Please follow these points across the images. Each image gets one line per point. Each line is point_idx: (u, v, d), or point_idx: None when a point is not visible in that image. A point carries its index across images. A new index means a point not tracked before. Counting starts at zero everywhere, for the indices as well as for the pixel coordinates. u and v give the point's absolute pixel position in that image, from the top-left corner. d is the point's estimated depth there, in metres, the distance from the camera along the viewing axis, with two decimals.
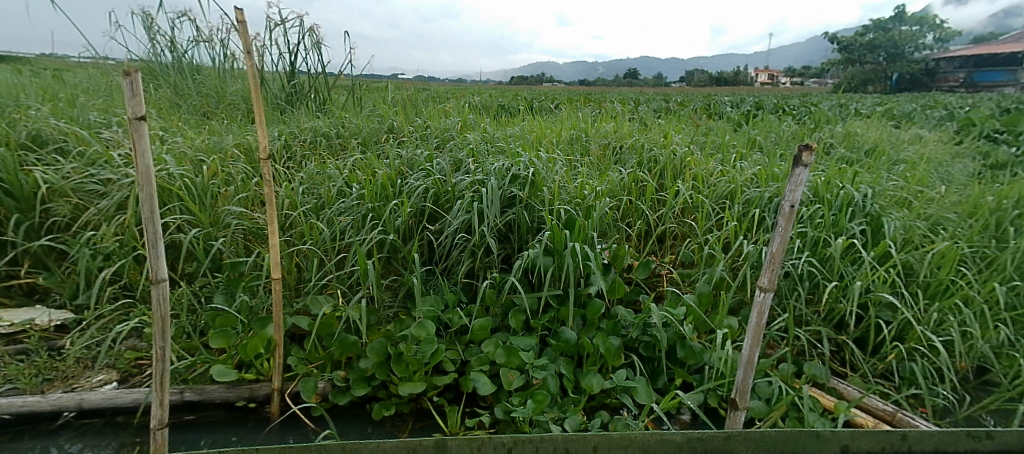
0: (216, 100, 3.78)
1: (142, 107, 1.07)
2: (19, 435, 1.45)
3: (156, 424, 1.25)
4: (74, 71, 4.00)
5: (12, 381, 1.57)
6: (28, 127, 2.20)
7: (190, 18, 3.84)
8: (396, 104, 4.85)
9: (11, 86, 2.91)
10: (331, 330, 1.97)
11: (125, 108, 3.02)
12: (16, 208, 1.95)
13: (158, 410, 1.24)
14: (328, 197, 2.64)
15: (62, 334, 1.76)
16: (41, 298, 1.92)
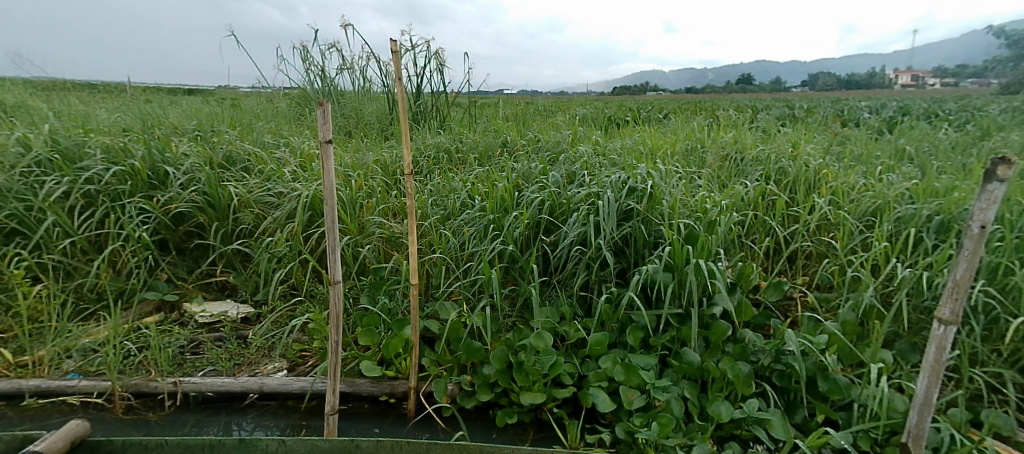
0: (356, 121, 4.22)
1: (329, 133, 1.35)
2: (217, 411, 1.73)
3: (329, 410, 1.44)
4: (246, 99, 4.70)
5: (212, 364, 1.89)
6: (224, 149, 2.66)
7: (338, 48, 4.32)
8: (508, 119, 5.03)
9: (208, 115, 3.52)
10: (459, 335, 2.05)
11: (288, 131, 3.50)
12: (215, 216, 2.36)
13: (332, 397, 1.43)
14: (452, 208, 2.80)
15: (248, 325, 2.12)
16: (230, 294, 2.29)
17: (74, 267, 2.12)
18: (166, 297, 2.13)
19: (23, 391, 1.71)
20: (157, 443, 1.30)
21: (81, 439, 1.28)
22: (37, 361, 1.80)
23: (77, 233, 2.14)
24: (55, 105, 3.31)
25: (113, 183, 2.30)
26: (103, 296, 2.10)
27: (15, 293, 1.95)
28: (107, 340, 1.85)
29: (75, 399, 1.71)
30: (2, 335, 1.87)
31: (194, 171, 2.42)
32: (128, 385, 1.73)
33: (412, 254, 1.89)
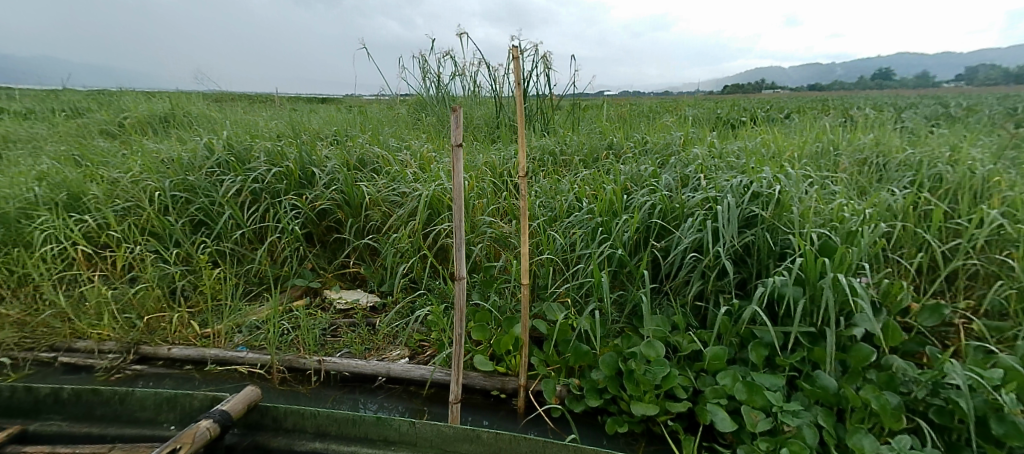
0: (465, 125, 4.42)
1: (460, 136, 1.44)
2: (352, 389, 1.92)
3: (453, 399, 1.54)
4: (370, 106, 5.11)
5: (347, 347, 2.11)
6: (357, 152, 2.94)
7: (452, 56, 4.54)
8: (614, 121, 4.94)
9: (341, 121, 3.90)
10: (567, 337, 2.01)
11: (407, 135, 3.77)
12: (350, 213, 2.64)
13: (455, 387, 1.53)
14: (560, 210, 2.79)
15: (375, 313, 2.35)
16: (360, 284, 2.57)
17: (242, 254, 2.46)
18: (311, 284, 2.44)
19: (206, 358, 2.02)
20: (312, 412, 1.45)
21: (254, 403, 1.48)
22: (216, 334, 2.12)
23: (245, 225, 2.49)
24: (223, 114, 3.87)
25: (273, 182, 2.65)
26: (263, 281, 2.42)
27: (201, 275, 2.31)
28: (267, 319, 2.14)
29: (243, 368, 1.98)
30: (191, 309, 2.21)
31: (334, 173, 2.72)
32: (283, 360, 1.98)
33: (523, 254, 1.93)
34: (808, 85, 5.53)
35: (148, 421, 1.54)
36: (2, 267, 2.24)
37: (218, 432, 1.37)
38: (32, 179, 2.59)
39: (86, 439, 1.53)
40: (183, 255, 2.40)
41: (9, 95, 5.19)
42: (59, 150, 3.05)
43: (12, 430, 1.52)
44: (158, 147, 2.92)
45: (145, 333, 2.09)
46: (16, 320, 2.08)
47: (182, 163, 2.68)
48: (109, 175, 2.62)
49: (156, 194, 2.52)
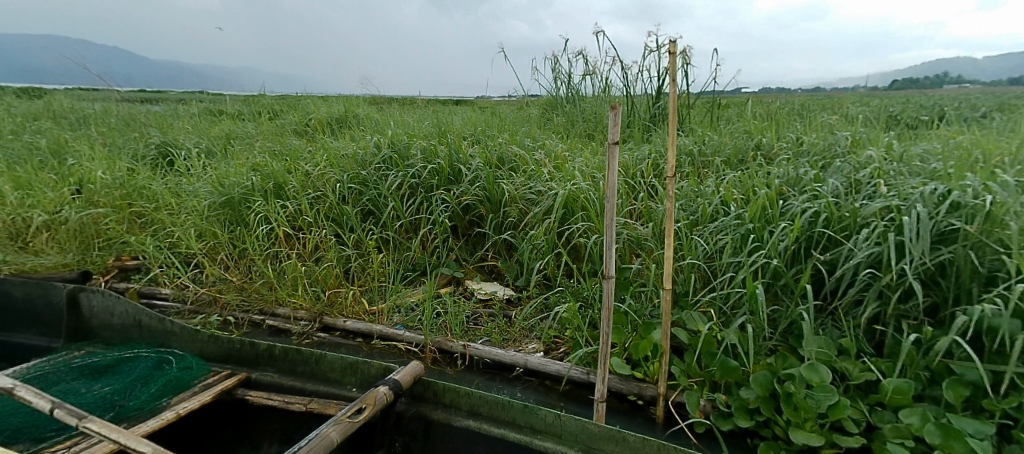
0: (595, 124, 4.38)
1: (617, 134, 1.43)
2: (494, 377, 2.03)
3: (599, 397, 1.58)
4: (500, 106, 5.30)
5: (488, 335, 2.24)
6: (497, 151, 3.08)
7: (584, 56, 4.54)
8: (760, 120, 4.54)
9: (479, 122, 4.12)
10: (712, 349, 1.88)
11: (540, 135, 3.85)
12: (491, 209, 2.78)
13: (601, 387, 1.57)
14: (703, 213, 2.55)
15: (511, 306, 2.47)
16: (496, 277, 2.72)
17: (400, 242, 2.75)
18: (455, 273, 2.64)
19: (372, 333, 2.28)
20: (467, 392, 1.56)
21: (419, 376, 1.64)
22: (380, 312, 2.40)
23: (404, 216, 2.76)
24: (379, 116, 4.32)
25: (427, 178, 2.89)
26: (416, 267, 2.69)
27: (369, 258, 2.63)
28: (422, 302, 2.39)
29: (402, 345, 2.20)
30: (361, 288, 2.52)
31: (478, 170, 2.89)
32: (435, 341, 2.17)
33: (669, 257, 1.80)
34: (1007, 79, 3.94)
35: (335, 381, 1.78)
36: (228, 242, 2.75)
37: (391, 398, 1.54)
38: (247, 170, 3.13)
39: (291, 390, 1.81)
40: (355, 240, 2.75)
41: (223, 100, 6.32)
42: (263, 147, 3.65)
43: (240, 376, 1.86)
44: (336, 145, 3.36)
45: (327, 305, 2.42)
46: (237, 285, 2.54)
47: (357, 159, 3.06)
48: (303, 168, 3.07)
49: (337, 186, 2.91)
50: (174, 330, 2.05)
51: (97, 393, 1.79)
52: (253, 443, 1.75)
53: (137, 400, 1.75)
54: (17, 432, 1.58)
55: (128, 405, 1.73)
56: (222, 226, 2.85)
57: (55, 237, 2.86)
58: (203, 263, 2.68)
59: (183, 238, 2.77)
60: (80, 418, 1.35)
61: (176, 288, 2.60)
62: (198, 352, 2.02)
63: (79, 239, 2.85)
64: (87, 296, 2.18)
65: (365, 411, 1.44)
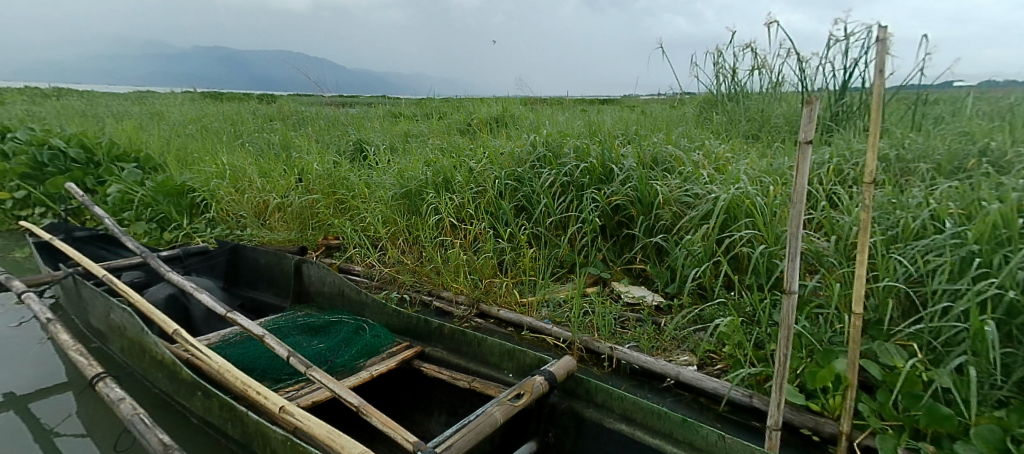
0: (761, 123, 3.99)
1: (812, 132, 1.28)
2: (642, 384, 1.98)
3: (773, 423, 1.45)
4: (652, 106, 5.14)
5: (636, 341, 2.19)
6: (652, 150, 2.98)
7: (753, 49, 4.14)
8: (986, 119, 3.69)
9: (631, 120, 4.03)
10: (915, 391, 1.59)
11: (698, 135, 3.63)
12: (642, 210, 2.70)
13: (775, 412, 1.43)
14: (905, 229, 2.16)
15: (660, 313, 2.39)
16: (644, 281, 2.66)
17: (550, 238, 2.83)
18: (601, 274, 2.65)
19: (523, 324, 2.38)
20: (620, 395, 1.55)
21: (572, 371, 1.69)
22: (530, 304, 2.51)
23: (555, 213, 2.83)
24: (532, 116, 4.48)
25: (579, 177, 2.92)
26: (564, 264, 2.77)
27: (521, 252, 2.75)
28: (570, 298, 2.44)
29: (550, 339, 2.26)
30: (513, 280, 2.66)
31: (630, 170, 2.82)
32: (582, 340, 2.18)
33: (859, 277, 1.48)
34: None
35: (493, 365, 1.93)
36: (405, 229, 3.10)
37: (547, 388, 1.61)
38: (420, 165, 3.49)
39: (457, 368, 1.99)
40: (510, 233, 2.90)
41: (400, 103, 7.13)
42: (431, 145, 4.03)
43: (415, 349, 2.10)
44: (496, 143, 3.56)
45: (483, 293, 2.60)
46: (411, 267, 2.86)
47: (513, 157, 3.20)
48: (467, 163, 3.32)
49: (495, 182, 3.08)
50: (367, 301, 2.39)
51: (314, 348, 2.15)
52: (425, 411, 1.99)
53: (341, 359, 2.06)
54: (264, 372, 1.95)
55: (337, 361, 2.05)
56: (401, 215, 3.22)
57: (284, 216, 3.53)
58: (386, 246, 3.07)
59: (370, 223, 3.21)
60: (308, 366, 1.62)
61: (366, 267, 3.02)
62: (383, 323, 2.33)
63: (299, 219, 3.48)
64: (307, 267, 2.62)
65: (523, 397, 1.53)
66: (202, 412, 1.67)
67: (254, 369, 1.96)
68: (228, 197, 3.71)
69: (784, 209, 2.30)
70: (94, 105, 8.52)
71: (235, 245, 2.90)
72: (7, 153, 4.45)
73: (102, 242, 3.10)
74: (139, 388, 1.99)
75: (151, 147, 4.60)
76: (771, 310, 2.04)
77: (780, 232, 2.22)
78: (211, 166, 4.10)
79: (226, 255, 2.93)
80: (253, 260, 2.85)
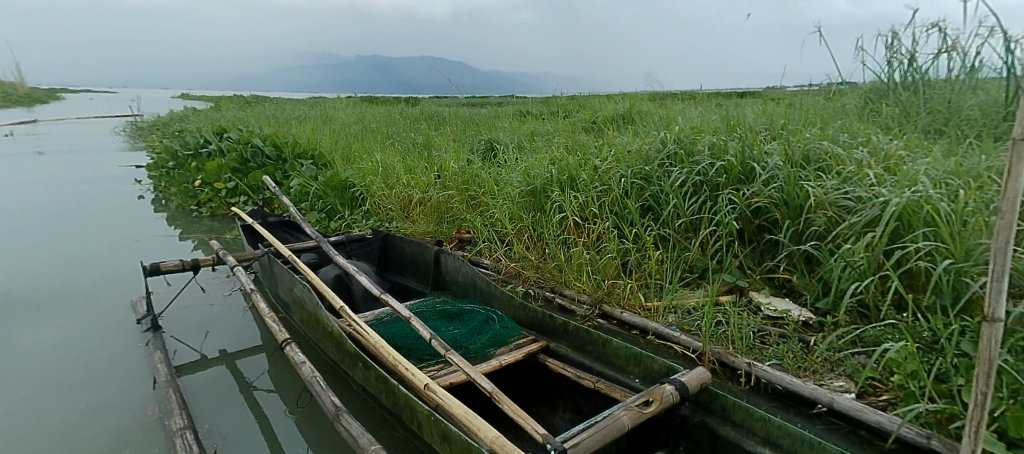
0: (947, 116, 3.36)
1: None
2: (787, 407, 1.80)
3: None
4: (803, 97, 4.61)
5: (779, 359, 1.99)
6: (803, 147, 2.68)
7: (939, 28, 3.51)
8: None
9: (779, 115, 3.66)
10: None
11: (861, 129, 3.18)
12: (788, 214, 2.45)
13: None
14: None
15: (808, 330, 2.15)
16: (788, 293, 2.41)
17: (678, 241, 2.70)
18: (738, 282, 2.46)
19: (648, 329, 2.30)
20: (762, 417, 1.43)
21: (706, 385, 1.60)
22: (656, 309, 2.42)
23: (685, 215, 2.69)
24: (664, 111, 4.29)
25: (714, 176, 2.73)
26: (694, 269, 2.62)
27: (646, 254, 2.67)
28: (701, 306, 2.31)
29: (678, 347, 2.15)
30: (638, 283, 2.59)
31: (776, 169, 2.56)
32: (714, 352, 2.04)
33: None
34: None
35: (619, 368, 1.90)
36: (531, 225, 3.17)
37: (679, 399, 1.54)
38: (547, 162, 3.54)
39: (582, 367, 2.00)
40: (635, 234, 2.82)
41: (529, 102, 7.29)
42: (559, 143, 4.06)
43: (541, 343, 2.16)
44: (624, 141, 3.47)
45: (606, 294, 2.56)
46: (534, 263, 2.92)
47: (641, 154, 3.09)
48: (593, 162, 3.28)
49: (621, 180, 3.00)
50: (497, 293, 2.49)
51: (450, 333, 2.31)
52: (551, 406, 2.02)
53: (474, 346, 2.18)
54: (409, 351, 2.15)
55: (471, 348, 2.17)
56: (527, 211, 3.29)
57: (424, 211, 3.83)
58: (513, 241, 3.18)
59: (499, 218, 3.34)
60: (446, 349, 1.76)
61: (493, 260, 3.16)
62: (511, 315, 2.42)
63: (436, 213, 3.75)
64: (445, 257, 2.81)
65: (652, 404, 1.48)
66: (363, 382, 1.90)
67: (400, 347, 2.16)
68: (379, 192, 4.13)
69: (979, 218, 1.91)
70: (280, 110, 10.03)
71: (386, 234, 3.21)
72: (222, 150, 5.45)
73: (288, 228, 3.66)
74: (314, 355, 2.31)
75: (318, 146, 5.29)
76: (959, 337, 1.72)
77: (973, 245, 1.86)
78: (367, 163, 4.58)
79: (379, 242, 3.26)
80: (401, 248, 3.13)
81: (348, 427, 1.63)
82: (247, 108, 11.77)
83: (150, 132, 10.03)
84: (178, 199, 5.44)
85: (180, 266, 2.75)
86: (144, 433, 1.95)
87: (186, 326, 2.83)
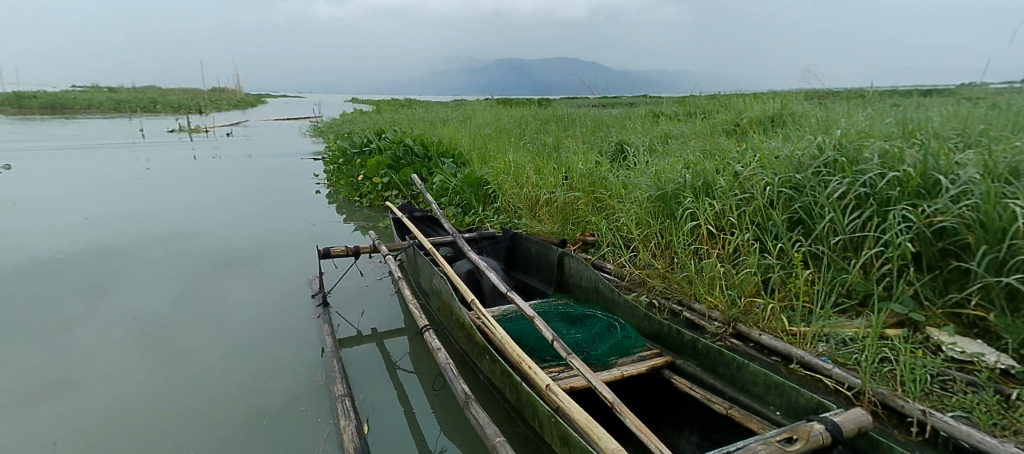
0: None
1: None
2: None
3: None
4: (1014, 95, 3.78)
5: (965, 411, 1.67)
6: (1010, 158, 2.19)
7: None
8: None
9: (979, 117, 3.05)
10: None
11: None
12: (984, 239, 2.02)
13: None
14: None
15: (1008, 381, 1.77)
16: (980, 334, 2.00)
17: (834, 260, 2.39)
18: (910, 314, 2.10)
19: (791, 356, 2.07)
20: None
21: (865, 429, 1.40)
22: (802, 335, 2.17)
23: (844, 231, 2.36)
24: (823, 113, 3.82)
25: (883, 189, 2.36)
26: (853, 294, 2.30)
27: (793, 273, 2.40)
28: (860, 338, 2.02)
29: (829, 382, 1.90)
30: (782, 304, 2.34)
31: (969, 183, 2.13)
32: (876, 392, 1.77)
33: None
34: None
35: (757, 396, 1.74)
36: (659, 232, 3.04)
37: (830, 441, 1.36)
38: (682, 166, 3.37)
39: (712, 390, 1.87)
40: (780, 250, 2.56)
41: (664, 102, 6.98)
42: (696, 146, 3.83)
43: (667, 358, 2.06)
44: (772, 145, 3.16)
45: (741, 313, 2.36)
46: (661, 273, 2.80)
47: (792, 161, 2.79)
48: (733, 167, 3.05)
49: (766, 189, 2.74)
50: (620, 301, 2.43)
51: (572, 337, 2.30)
52: (675, 426, 1.91)
53: (596, 352, 2.15)
54: (533, 349, 2.19)
55: (592, 353, 2.14)
56: (656, 217, 3.16)
57: (551, 211, 3.88)
58: (639, 248, 3.08)
59: (626, 223, 3.26)
60: (568, 353, 1.77)
61: (617, 266, 3.09)
62: (635, 325, 2.34)
63: (563, 214, 3.78)
64: (569, 260, 2.82)
65: (798, 442, 1.33)
66: (489, 374, 1.99)
67: (524, 345, 2.21)
68: (510, 190, 4.28)
69: None
70: (428, 112, 10.93)
71: (514, 233, 3.30)
72: (380, 149, 6.10)
73: (430, 222, 3.96)
74: (446, 343, 2.47)
75: (458, 145, 5.65)
76: None
77: None
78: (500, 162, 4.78)
79: (507, 241, 3.37)
80: (527, 248, 3.20)
81: (475, 416, 1.72)
82: (401, 110, 13.01)
83: (326, 132, 11.61)
84: (344, 191, 6.20)
85: (347, 251, 3.10)
86: (308, 393, 2.27)
87: (341, 303, 3.21)
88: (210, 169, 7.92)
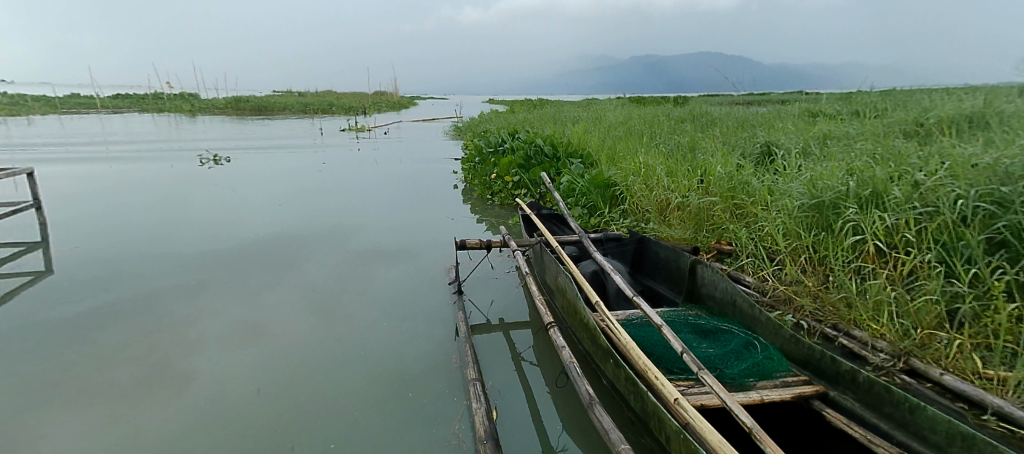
0: None
1: None
2: None
3: None
4: None
5: None
6: None
7: None
8: None
9: None
10: None
11: None
12: None
13: None
14: None
15: None
16: None
17: None
18: None
19: (984, 404, 1.72)
20: None
21: None
22: (1002, 381, 1.79)
23: None
24: None
25: None
26: None
27: (990, 304, 2.00)
28: None
29: None
30: (973, 340, 1.96)
31: None
32: None
33: None
34: None
35: (937, 446, 1.50)
36: (811, 246, 2.73)
37: None
38: (843, 173, 2.98)
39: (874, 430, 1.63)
40: (973, 276, 2.14)
41: (824, 99, 6.21)
42: (863, 149, 3.35)
43: (818, 388, 1.85)
44: (967, 150, 2.65)
45: (917, 346, 2.02)
46: (812, 291, 2.51)
47: (996, 169, 2.31)
48: (911, 175, 2.62)
49: (957, 202, 2.31)
50: (761, 317, 2.23)
51: (705, 351, 2.17)
52: None
53: (732, 371, 2.00)
54: (660, 359, 2.11)
55: (727, 372, 2.00)
56: (808, 229, 2.84)
57: (682, 216, 3.68)
58: (785, 261, 2.79)
59: (771, 233, 2.97)
60: (700, 368, 1.67)
61: (758, 279, 2.83)
62: (778, 345, 2.13)
63: (696, 220, 3.56)
64: (702, 268, 2.65)
65: None
66: (614, 378, 1.96)
67: (651, 354, 2.14)
68: (640, 193, 4.15)
69: None
70: (561, 112, 11.03)
71: (642, 236, 3.20)
72: (513, 148, 6.32)
73: (557, 221, 4.01)
74: (570, 341, 2.49)
75: (588, 146, 5.63)
76: None
77: None
78: (630, 163, 4.66)
79: (635, 244, 3.28)
80: (656, 253, 3.08)
81: (599, 419, 1.71)
82: (535, 111, 13.27)
83: (465, 132, 12.35)
84: (477, 187, 6.55)
85: (481, 244, 3.27)
86: (440, 372, 2.45)
87: (471, 293, 3.40)
88: (369, 166, 8.94)
